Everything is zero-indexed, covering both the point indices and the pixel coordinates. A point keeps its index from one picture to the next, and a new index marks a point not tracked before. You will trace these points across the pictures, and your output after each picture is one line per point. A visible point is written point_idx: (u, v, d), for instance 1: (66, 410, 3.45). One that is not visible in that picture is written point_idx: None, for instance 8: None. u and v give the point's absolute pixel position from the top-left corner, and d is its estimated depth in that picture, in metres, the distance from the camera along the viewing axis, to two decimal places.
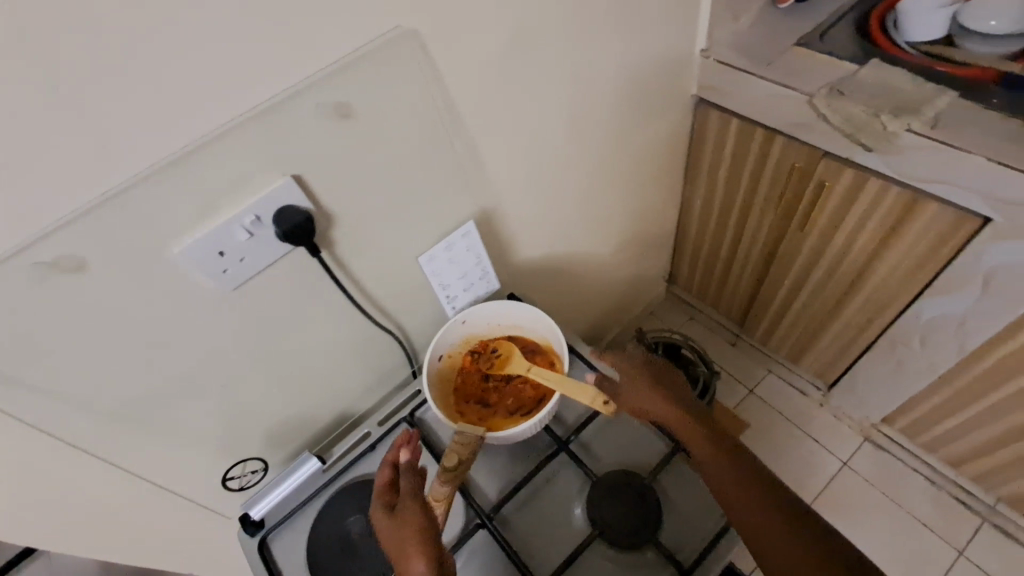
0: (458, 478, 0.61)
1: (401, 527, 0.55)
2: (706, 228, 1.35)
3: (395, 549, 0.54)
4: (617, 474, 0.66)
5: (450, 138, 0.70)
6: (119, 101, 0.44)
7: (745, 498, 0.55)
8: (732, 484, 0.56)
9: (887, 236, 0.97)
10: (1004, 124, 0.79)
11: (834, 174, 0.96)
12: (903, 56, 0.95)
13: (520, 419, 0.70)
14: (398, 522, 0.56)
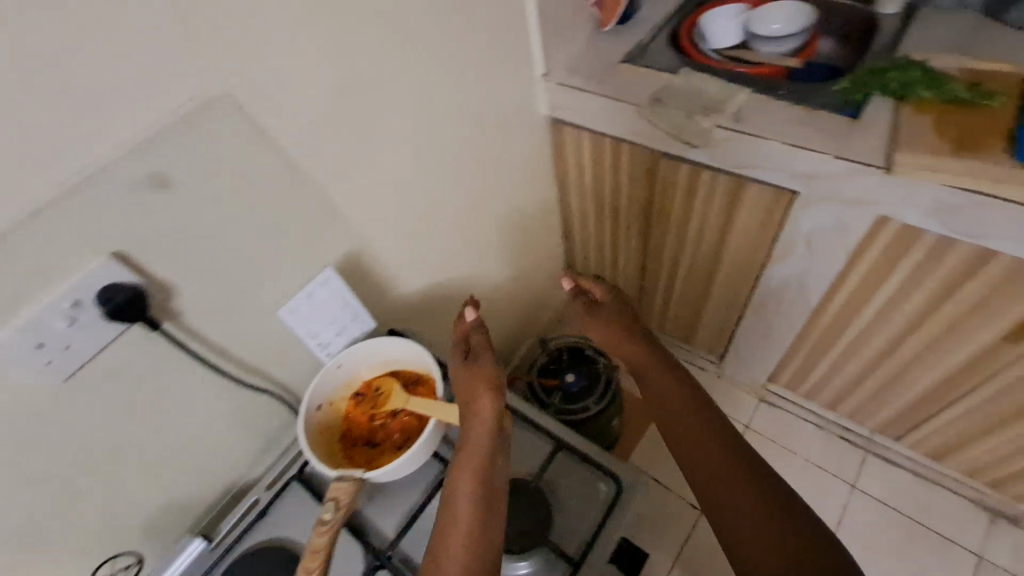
0: (335, 526, 0.61)
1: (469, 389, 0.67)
2: (589, 234, 1.44)
3: (467, 389, 0.66)
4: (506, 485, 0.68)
5: (293, 191, 0.70)
6: None
7: (682, 412, 0.78)
8: (688, 428, 0.77)
9: (728, 217, 1.09)
10: (791, 110, 0.92)
11: (673, 170, 1.07)
12: (709, 62, 1.09)
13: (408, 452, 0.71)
14: (463, 384, 0.67)
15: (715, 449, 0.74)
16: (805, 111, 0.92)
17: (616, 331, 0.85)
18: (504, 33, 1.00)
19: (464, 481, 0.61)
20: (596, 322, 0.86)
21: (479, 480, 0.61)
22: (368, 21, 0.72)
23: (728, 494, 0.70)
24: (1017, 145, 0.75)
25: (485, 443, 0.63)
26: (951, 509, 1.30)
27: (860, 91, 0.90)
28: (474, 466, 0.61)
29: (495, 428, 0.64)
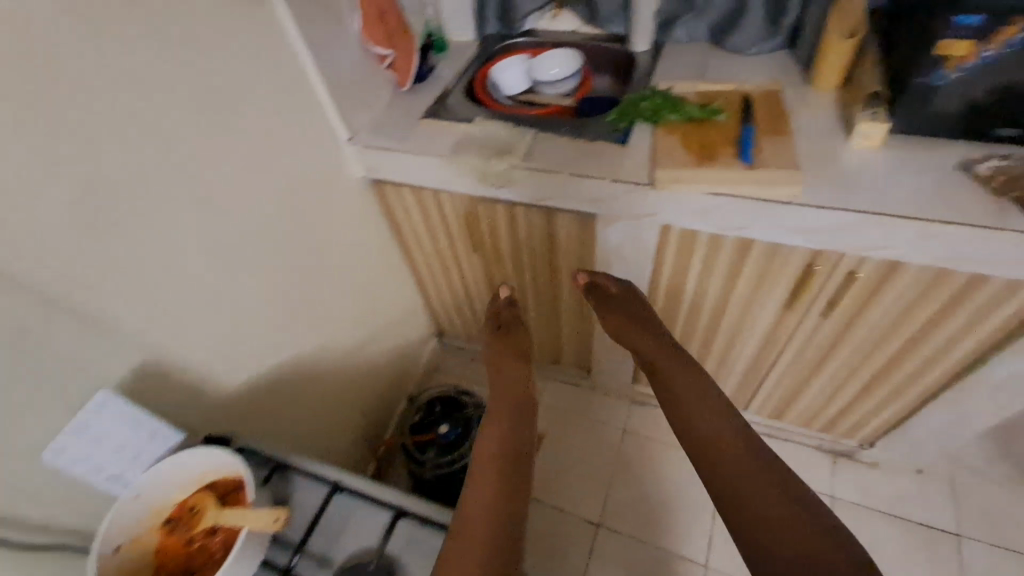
0: None
1: (501, 366, 0.88)
2: (443, 282, 1.47)
3: (489, 355, 0.92)
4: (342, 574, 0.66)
5: (36, 319, 0.65)
6: None
7: (704, 414, 0.75)
8: (717, 446, 0.72)
9: (549, 244, 1.17)
10: (571, 144, 1.02)
11: (490, 212, 1.14)
12: (501, 109, 1.18)
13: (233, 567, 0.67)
14: (497, 366, 0.88)
15: (748, 461, 0.70)
16: (584, 144, 1.01)
17: (626, 326, 0.90)
18: (293, 106, 0.99)
19: (491, 443, 0.74)
20: (610, 313, 0.93)
21: (501, 438, 0.75)
22: (106, 125, 0.68)
23: (756, 502, 0.65)
24: (741, 149, 0.90)
25: (506, 408, 0.80)
26: (802, 458, 1.47)
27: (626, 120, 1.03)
28: (508, 431, 0.77)
29: (516, 399, 0.82)
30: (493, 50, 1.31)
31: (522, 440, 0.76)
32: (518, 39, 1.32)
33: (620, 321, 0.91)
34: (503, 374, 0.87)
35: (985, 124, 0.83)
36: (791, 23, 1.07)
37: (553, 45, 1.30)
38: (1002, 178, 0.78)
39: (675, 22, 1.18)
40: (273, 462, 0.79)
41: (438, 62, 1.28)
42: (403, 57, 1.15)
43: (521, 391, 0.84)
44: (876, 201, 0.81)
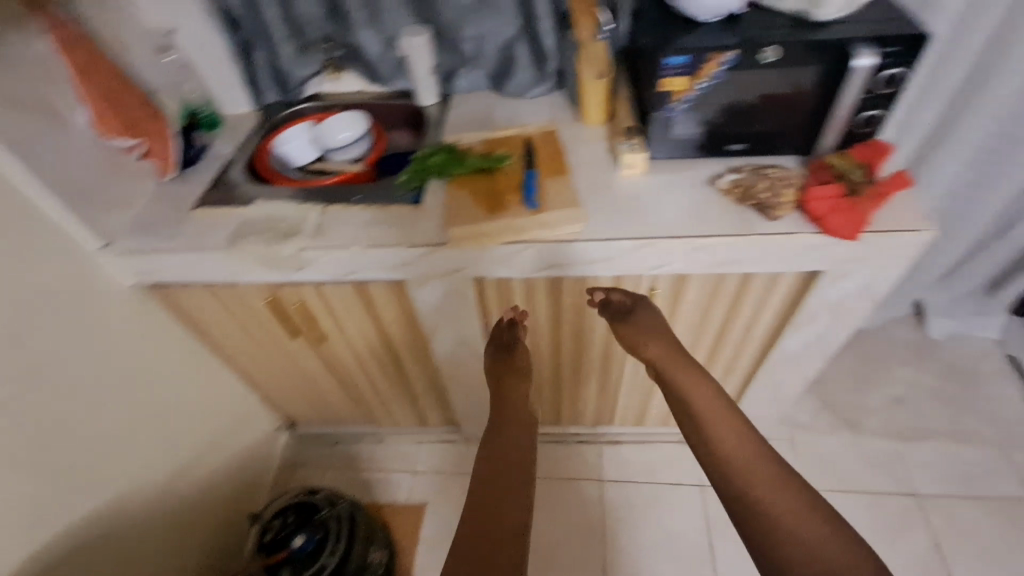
0: None
1: (509, 361, 0.91)
2: (276, 372, 1.33)
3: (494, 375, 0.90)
4: None
5: None
6: None
7: (726, 419, 0.74)
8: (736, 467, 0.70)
9: (371, 315, 1.10)
10: (360, 214, 0.96)
11: (294, 297, 1.06)
12: (288, 181, 1.10)
13: None
14: (511, 356, 0.92)
15: (757, 453, 0.71)
16: (374, 211, 0.96)
17: (655, 328, 0.85)
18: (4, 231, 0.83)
19: (517, 425, 0.81)
20: (642, 332, 0.84)
21: (497, 461, 0.75)
22: None
23: (790, 521, 0.64)
24: (526, 196, 0.91)
25: (514, 419, 0.82)
26: (670, 456, 1.54)
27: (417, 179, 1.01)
28: (520, 421, 0.82)
29: (515, 421, 0.82)
30: (275, 120, 1.23)
31: (526, 461, 0.76)
32: (303, 104, 1.25)
33: (651, 342, 0.83)
34: (512, 391, 0.87)
35: (721, 142, 0.93)
36: (555, 65, 1.13)
37: (342, 108, 1.25)
38: (740, 190, 0.88)
39: (454, 73, 1.20)
40: None
41: (211, 141, 1.17)
42: (157, 146, 1.03)
43: (516, 409, 0.84)
44: (646, 227, 0.88)
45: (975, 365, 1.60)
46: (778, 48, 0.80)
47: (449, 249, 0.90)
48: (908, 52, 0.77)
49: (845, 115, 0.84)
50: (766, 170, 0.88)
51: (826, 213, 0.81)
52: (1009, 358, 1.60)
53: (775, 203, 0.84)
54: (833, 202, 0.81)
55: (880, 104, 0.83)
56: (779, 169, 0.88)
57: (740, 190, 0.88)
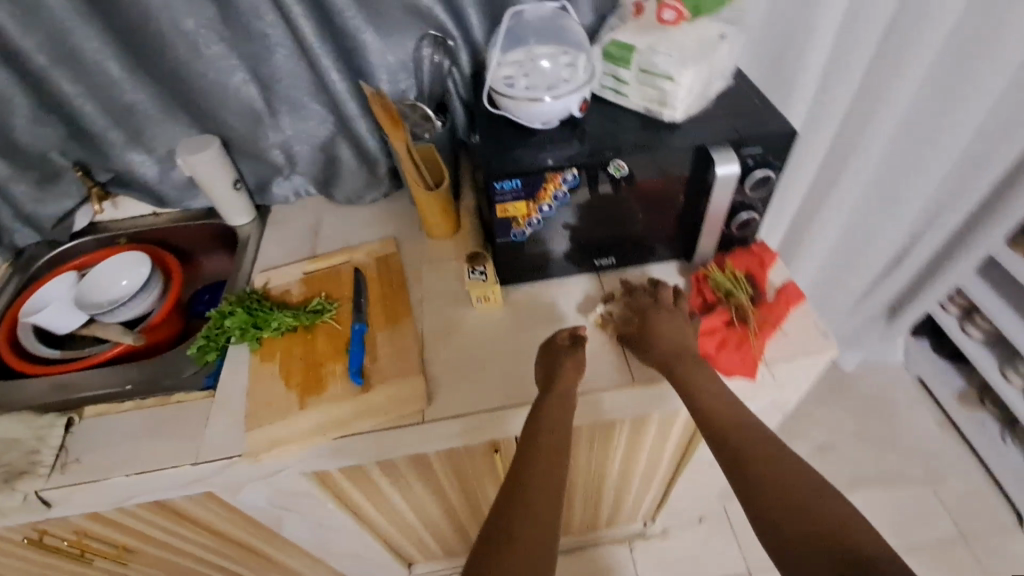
0: None
1: (549, 381, 0.65)
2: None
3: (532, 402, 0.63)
4: None
5: None
6: None
7: (731, 424, 0.57)
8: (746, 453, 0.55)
9: (189, 522, 0.83)
10: (125, 424, 0.70)
11: (65, 527, 0.76)
12: (41, 370, 0.80)
13: None
14: (556, 378, 0.65)
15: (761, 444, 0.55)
16: (157, 404, 0.72)
17: (680, 329, 0.66)
18: None
19: (540, 458, 0.57)
20: (655, 339, 0.65)
21: (517, 517, 0.53)
22: None
23: (810, 525, 0.49)
24: (351, 368, 0.70)
25: (546, 453, 0.58)
26: (605, 560, 1.36)
27: (213, 348, 0.76)
28: (551, 451, 0.58)
29: (547, 456, 0.58)
30: (34, 272, 0.92)
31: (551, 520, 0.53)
32: (73, 244, 0.95)
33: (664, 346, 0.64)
34: (542, 411, 0.62)
35: (588, 257, 0.77)
36: (389, 166, 0.92)
37: (129, 241, 0.96)
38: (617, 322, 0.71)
39: (268, 182, 0.95)
40: None
41: None
42: None
43: (548, 435, 0.59)
44: (511, 393, 0.69)
45: (890, 394, 1.56)
46: (626, 162, 0.65)
47: (247, 461, 0.66)
48: (772, 151, 0.65)
49: (717, 222, 0.70)
50: (641, 294, 0.71)
51: (714, 350, 0.66)
52: (918, 381, 1.58)
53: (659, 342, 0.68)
54: (719, 335, 0.67)
55: (753, 206, 0.70)
56: (661, 285, 0.71)
57: (617, 322, 0.71)
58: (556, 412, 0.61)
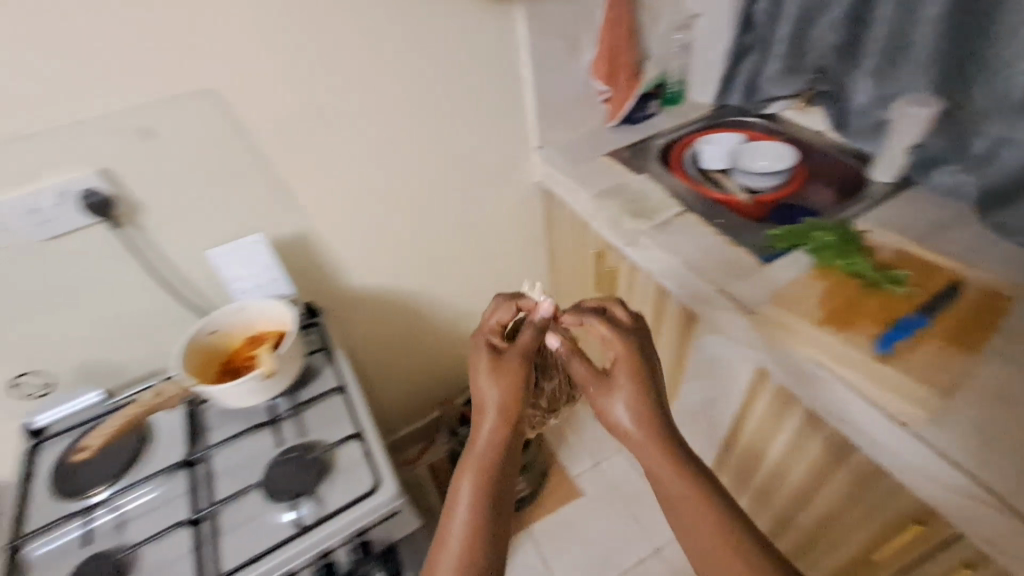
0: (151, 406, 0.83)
1: (486, 381, 0.74)
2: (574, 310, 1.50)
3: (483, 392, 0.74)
4: (290, 465, 0.80)
5: (258, 168, 0.94)
6: None
7: (686, 489, 0.66)
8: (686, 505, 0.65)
9: (655, 316, 1.12)
10: (697, 237, 0.98)
11: (618, 262, 1.14)
12: (681, 175, 1.15)
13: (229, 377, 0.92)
14: (499, 381, 0.74)
15: (709, 522, 0.63)
16: (725, 245, 0.95)
17: (635, 386, 0.71)
18: (499, 113, 1.16)
19: (463, 506, 0.67)
20: (608, 395, 0.72)
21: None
22: (369, 76, 0.95)
23: None
24: (883, 336, 0.73)
25: (494, 448, 0.71)
26: None
27: (786, 242, 0.91)
28: (477, 500, 0.67)
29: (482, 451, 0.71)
30: (719, 121, 1.29)
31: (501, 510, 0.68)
32: (750, 119, 1.27)
33: (619, 402, 0.71)
34: (484, 411, 0.73)
35: None
36: None
37: (787, 139, 1.20)
38: (529, 345, 0.77)
39: (935, 164, 0.96)
40: (316, 318, 1.03)
41: (656, 113, 1.32)
42: (619, 97, 1.24)
43: (493, 427, 0.72)
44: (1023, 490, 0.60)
45: None
46: None
47: (750, 321, 0.81)
48: None
49: None
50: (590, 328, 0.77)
51: None
52: None
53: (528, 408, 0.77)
54: None
55: None
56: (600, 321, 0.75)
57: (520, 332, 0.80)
58: (504, 408, 0.72)
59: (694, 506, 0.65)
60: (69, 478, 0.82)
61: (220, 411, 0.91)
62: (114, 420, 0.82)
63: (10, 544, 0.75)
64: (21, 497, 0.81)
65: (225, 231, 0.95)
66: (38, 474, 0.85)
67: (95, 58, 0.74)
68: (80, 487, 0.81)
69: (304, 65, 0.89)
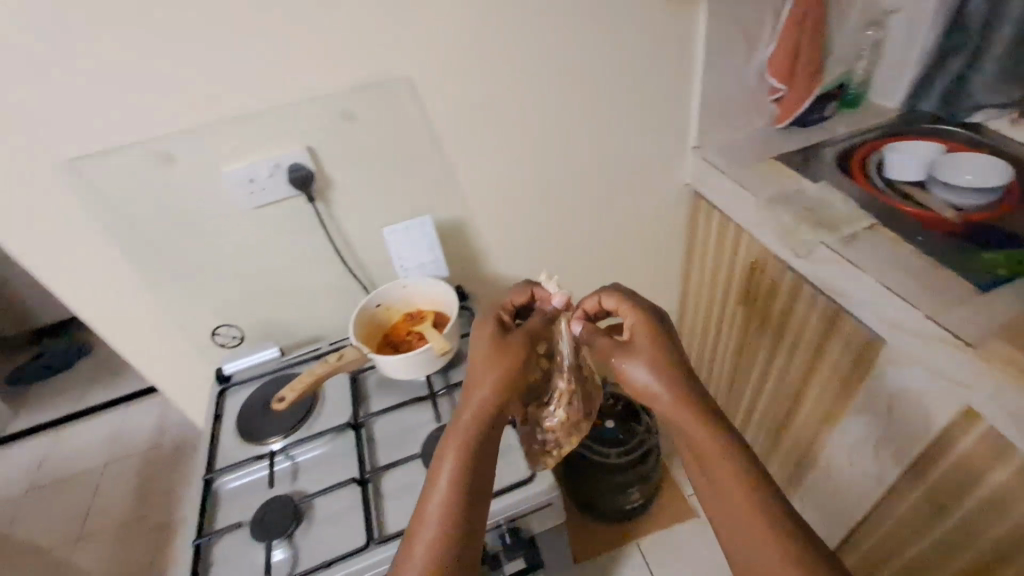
0: (333, 367, 0.88)
1: (492, 349, 0.77)
2: (708, 318, 1.42)
3: (485, 358, 0.76)
4: None
5: (433, 154, 0.98)
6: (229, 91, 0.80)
7: (710, 445, 0.65)
8: (709, 458, 0.65)
9: (817, 337, 1.03)
10: (892, 254, 0.87)
11: (779, 275, 1.06)
12: (864, 186, 1.04)
13: (390, 350, 0.96)
14: (505, 348, 0.77)
15: (728, 476, 0.64)
16: (926, 266, 0.85)
17: (648, 349, 0.73)
18: (662, 109, 1.12)
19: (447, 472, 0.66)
20: (628, 358, 0.73)
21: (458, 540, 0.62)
22: (545, 68, 0.96)
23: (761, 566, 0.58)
24: None
25: (475, 414, 0.71)
26: None
27: (1008, 267, 0.82)
28: (456, 465, 0.66)
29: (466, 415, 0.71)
30: (906, 129, 1.16)
31: (484, 476, 0.67)
32: (945, 128, 1.13)
33: (639, 364, 0.72)
34: (476, 376, 0.74)
35: None
36: None
37: (994, 151, 1.06)
38: (539, 330, 0.82)
39: None
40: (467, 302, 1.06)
41: (830, 117, 1.21)
42: (794, 98, 1.14)
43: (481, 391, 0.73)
44: None
45: None
46: None
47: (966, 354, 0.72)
48: None
49: None
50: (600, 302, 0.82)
51: None
52: None
53: (519, 385, 0.78)
54: None
55: None
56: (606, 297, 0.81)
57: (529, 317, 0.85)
58: (502, 370, 0.75)
59: (720, 461, 0.65)
60: (252, 424, 0.90)
61: (378, 381, 0.97)
62: (299, 377, 0.87)
63: (206, 474, 0.84)
64: (212, 435, 0.91)
65: (397, 211, 1.01)
66: (225, 416, 0.94)
67: (319, 46, 0.81)
68: (259, 434, 0.88)
69: (488, 53, 0.91)
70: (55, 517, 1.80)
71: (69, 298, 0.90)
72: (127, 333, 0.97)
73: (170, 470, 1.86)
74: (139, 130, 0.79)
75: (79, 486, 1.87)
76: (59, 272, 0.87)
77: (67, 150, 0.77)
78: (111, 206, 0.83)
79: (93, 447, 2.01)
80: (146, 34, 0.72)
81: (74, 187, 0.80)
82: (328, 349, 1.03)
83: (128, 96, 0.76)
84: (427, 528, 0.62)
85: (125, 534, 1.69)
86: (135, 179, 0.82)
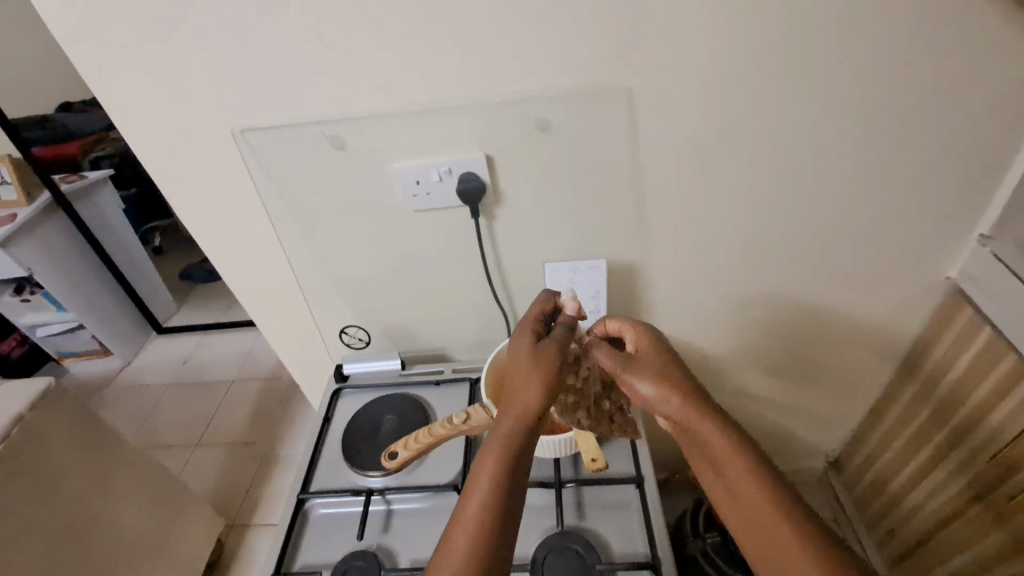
0: (455, 431, 0.71)
1: (523, 352, 0.63)
2: (913, 451, 1.08)
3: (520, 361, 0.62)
4: (571, 565, 0.67)
5: (628, 187, 0.79)
6: (419, 82, 0.67)
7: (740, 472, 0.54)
8: (744, 491, 0.54)
9: None
10: None
11: None
12: None
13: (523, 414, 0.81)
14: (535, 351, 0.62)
15: (769, 512, 0.52)
16: None
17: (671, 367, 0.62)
18: (951, 178, 0.81)
19: (476, 495, 0.52)
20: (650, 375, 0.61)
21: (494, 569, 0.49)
22: (807, 103, 0.72)
23: None
24: None
25: (516, 424, 0.57)
26: None
27: None
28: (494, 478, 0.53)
29: (506, 424, 0.57)
30: None
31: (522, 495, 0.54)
32: None
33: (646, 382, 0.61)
34: (513, 380, 0.60)
35: None
36: None
37: None
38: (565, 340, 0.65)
39: None
40: None
41: None
42: None
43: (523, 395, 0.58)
44: None
45: None
46: None
47: None
48: None
49: None
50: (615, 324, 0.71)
51: None
52: None
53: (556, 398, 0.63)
54: None
55: None
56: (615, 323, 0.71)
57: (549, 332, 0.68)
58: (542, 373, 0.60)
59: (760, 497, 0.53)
60: (357, 445, 0.82)
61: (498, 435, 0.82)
62: (415, 433, 0.74)
63: (301, 493, 0.77)
64: (316, 442, 0.84)
65: (567, 246, 0.85)
66: (334, 422, 0.87)
67: (534, 41, 0.65)
68: (363, 463, 0.79)
69: (739, 73, 0.70)
70: (183, 416, 1.99)
71: (220, 265, 0.87)
72: (264, 309, 0.93)
73: (281, 404, 1.96)
74: (314, 109, 0.70)
75: (208, 394, 2.06)
76: (213, 238, 0.83)
77: (241, 120, 0.70)
78: (271, 183, 0.76)
79: (226, 359, 2.20)
80: (332, 13, 0.62)
81: (239, 155, 0.73)
82: (453, 376, 0.91)
83: (312, 71, 0.66)
84: (462, 550, 0.49)
85: (234, 455, 1.81)
86: (302, 161, 0.74)
